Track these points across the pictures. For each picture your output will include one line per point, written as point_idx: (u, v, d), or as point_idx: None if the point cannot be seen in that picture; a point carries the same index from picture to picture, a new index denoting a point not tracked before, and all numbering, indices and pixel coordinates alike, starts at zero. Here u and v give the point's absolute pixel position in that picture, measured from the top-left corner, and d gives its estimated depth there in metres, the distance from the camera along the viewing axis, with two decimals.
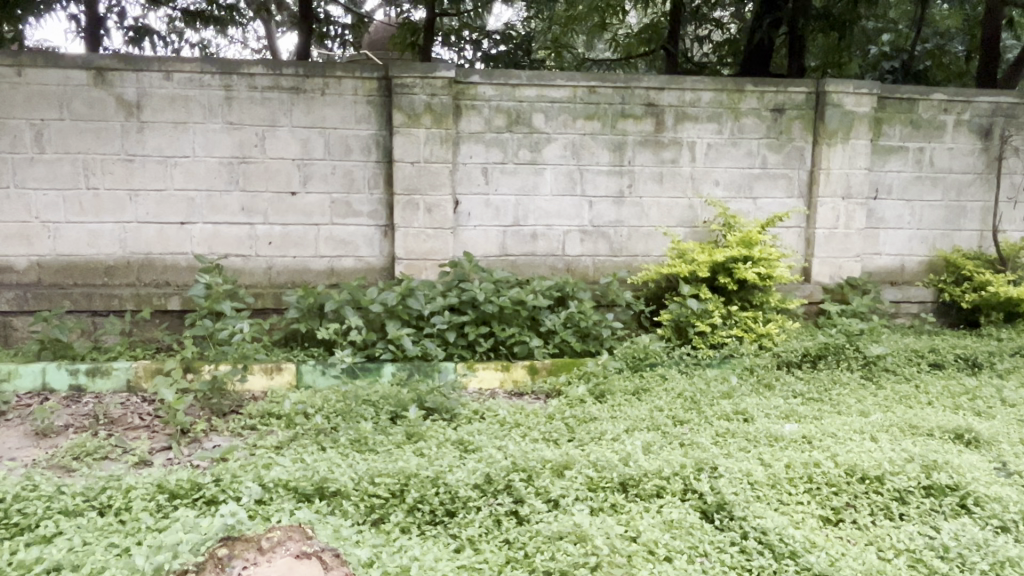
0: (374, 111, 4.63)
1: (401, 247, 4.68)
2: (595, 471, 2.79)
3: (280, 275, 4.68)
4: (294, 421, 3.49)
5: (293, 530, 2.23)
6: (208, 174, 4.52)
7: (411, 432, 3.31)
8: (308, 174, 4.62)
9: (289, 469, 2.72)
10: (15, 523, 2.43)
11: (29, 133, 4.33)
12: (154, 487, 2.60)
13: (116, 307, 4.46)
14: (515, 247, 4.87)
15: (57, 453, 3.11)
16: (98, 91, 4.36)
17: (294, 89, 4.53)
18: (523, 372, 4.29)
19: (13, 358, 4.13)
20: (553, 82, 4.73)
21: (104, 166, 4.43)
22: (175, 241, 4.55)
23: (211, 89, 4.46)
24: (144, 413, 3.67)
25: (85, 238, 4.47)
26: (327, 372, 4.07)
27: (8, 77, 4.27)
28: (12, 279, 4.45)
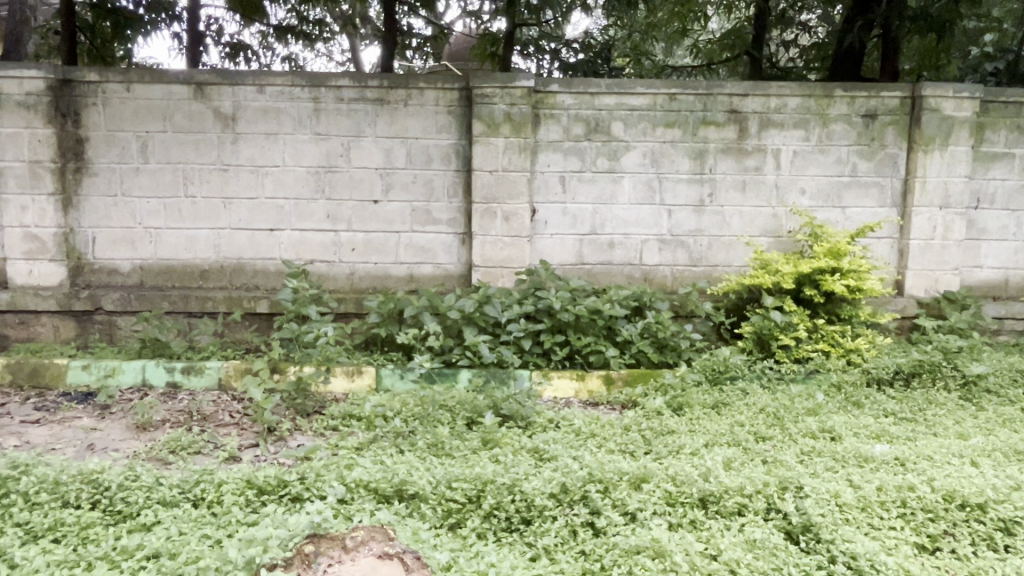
0: (455, 120, 4.71)
1: (478, 255, 4.73)
2: (674, 485, 2.73)
3: (362, 281, 4.81)
4: (373, 423, 3.58)
5: (376, 530, 2.25)
6: (296, 183, 4.71)
7: (487, 439, 3.33)
8: (390, 183, 4.74)
9: (369, 470, 2.79)
10: (119, 510, 2.59)
11: (135, 145, 4.62)
12: (243, 483, 2.72)
13: (209, 309, 4.69)
14: (592, 255, 4.85)
15: (155, 446, 3.29)
16: (197, 104, 4.61)
17: (378, 100, 4.66)
18: (598, 382, 4.24)
19: (117, 355, 4.41)
20: (633, 89, 4.69)
21: (201, 176, 4.68)
22: (264, 246, 4.75)
23: (301, 102, 4.64)
24: (233, 411, 3.85)
25: (182, 243, 4.73)
26: (405, 376, 4.16)
27: (118, 93, 4.57)
28: (117, 281, 4.75)
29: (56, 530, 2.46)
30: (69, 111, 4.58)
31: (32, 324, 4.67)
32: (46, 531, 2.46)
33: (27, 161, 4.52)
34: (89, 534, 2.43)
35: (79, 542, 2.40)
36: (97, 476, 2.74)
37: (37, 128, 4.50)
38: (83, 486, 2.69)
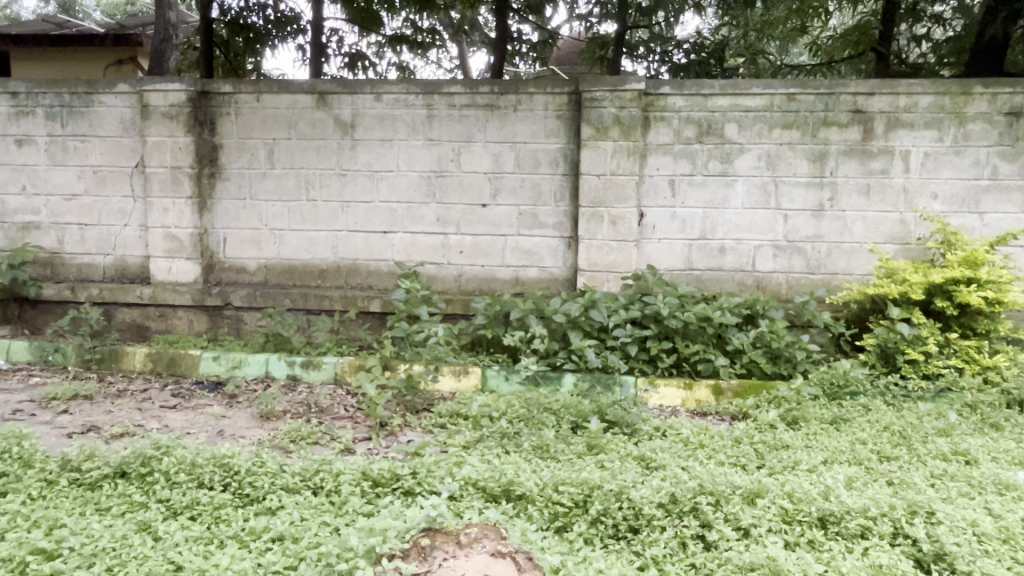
0: (563, 124, 4.72)
1: (584, 259, 4.71)
2: (791, 503, 2.61)
3: (469, 283, 4.91)
4: (480, 423, 3.64)
5: (489, 529, 2.28)
6: (409, 188, 4.87)
7: (593, 444, 3.31)
8: (498, 187, 4.81)
9: (478, 468, 2.84)
10: (247, 494, 2.77)
11: (263, 151, 4.93)
12: (359, 474, 2.83)
13: (326, 306, 4.93)
14: (702, 261, 4.72)
15: (278, 435, 3.49)
16: (319, 112, 4.85)
17: (488, 106, 4.74)
18: (707, 392, 4.12)
19: (244, 348, 4.71)
20: (749, 90, 4.54)
21: (321, 180, 4.92)
22: (377, 248, 4.94)
23: (415, 108, 4.79)
24: (348, 405, 4.02)
25: (303, 244, 4.99)
26: (511, 378, 4.21)
27: (249, 103, 4.88)
28: (244, 279, 5.08)
29: (193, 508, 2.67)
30: (206, 121, 4.94)
31: (170, 317, 5.07)
32: (184, 508, 2.67)
33: (169, 167, 4.93)
34: (221, 514, 2.61)
35: (213, 520, 2.59)
36: (228, 460, 2.93)
37: (178, 137, 4.89)
38: (216, 468, 2.89)
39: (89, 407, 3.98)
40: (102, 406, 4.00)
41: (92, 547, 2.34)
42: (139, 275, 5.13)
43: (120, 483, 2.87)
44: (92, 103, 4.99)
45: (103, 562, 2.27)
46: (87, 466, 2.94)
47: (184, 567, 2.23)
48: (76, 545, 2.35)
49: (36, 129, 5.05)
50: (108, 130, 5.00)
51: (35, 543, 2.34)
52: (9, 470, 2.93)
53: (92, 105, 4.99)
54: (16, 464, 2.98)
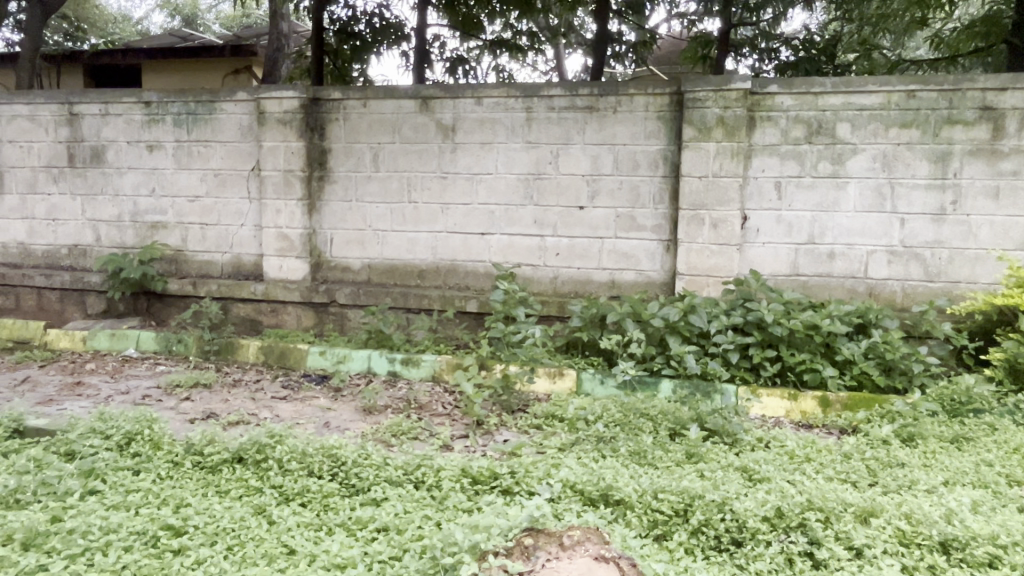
0: (664, 126, 4.65)
1: (684, 263, 4.62)
2: (909, 524, 2.47)
3: (564, 285, 4.91)
4: (575, 425, 3.63)
5: (592, 532, 2.28)
6: (507, 190, 4.92)
7: (692, 452, 3.25)
8: (596, 190, 4.79)
9: (576, 471, 2.84)
10: (353, 484, 2.88)
11: (369, 155, 5.12)
12: (459, 471, 2.90)
13: (425, 306, 5.06)
14: (808, 266, 4.53)
15: (379, 429, 3.61)
16: (422, 117, 4.99)
17: (588, 108, 4.73)
18: (813, 403, 3.95)
19: (348, 344, 4.91)
20: (864, 88, 4.31)
21: (423, 183, 5.05)
22: (475, 249, 5.02)
23: (515, 111, 4.84)
24: (446, 402, 4.12)
25: (404, 244, 5.14)
26: (606, 381, 4.18)
27: (356, 108, 5.08)
28: (349, 278, 5.28)
29: (303, 495, 2.81)
30: (317, 126, 5.17)
31: (280, 313, 5.35)
32: (296, 495, 2.82)
33: (282, 171, 5.19)
34: (330, 502, 2.74)
35: (322, 508, 2.72)
36: (335, 450, 3.06)
37: (292, 142, 5.15)
38: (324, 458, 3.02)
39: (208, 395, 4.25)
40: (219, 394, 4.27)
41: (214, 526, 2.51)
42: (252, 272, 5.44)
43: (238, 467, 3.05)
44: (214, 110, 5.33)
45: (224, 541, 2.42)
46: (209, 450, 3.14)
47: (297, 550, 2.35)
48: (200, 524, 2.52)
49: (165, 136, 5.45)
50: (228, 136, 5.33)
51: (166, 519, 2.52)
52: (141, 450, 3.18)
53: (215, 112, 5.33)
54: (147, 445, 3.22)
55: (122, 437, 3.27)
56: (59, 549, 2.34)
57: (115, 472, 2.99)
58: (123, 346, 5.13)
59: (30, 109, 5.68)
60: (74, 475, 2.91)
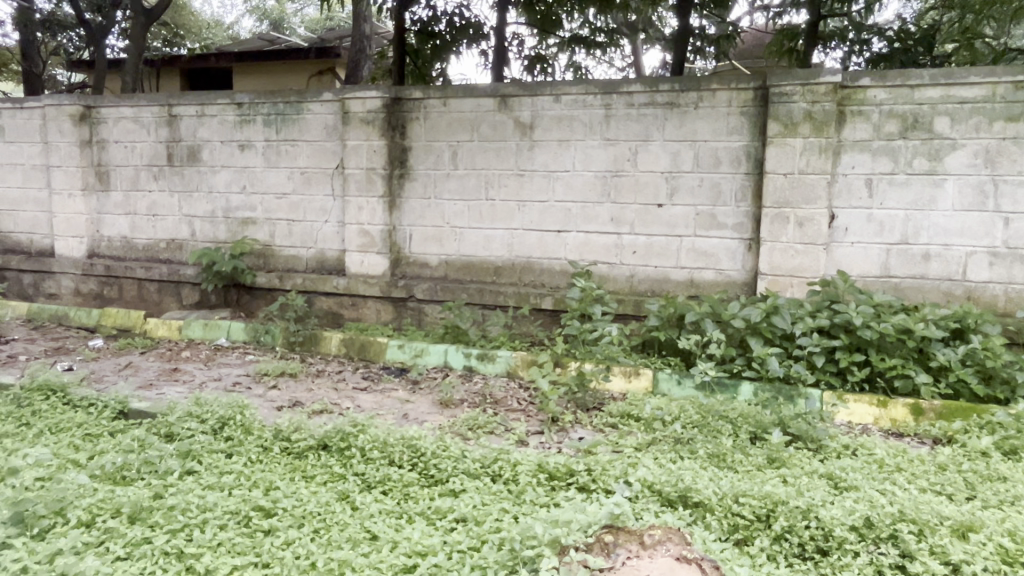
0: (747, 122, 4.53)
1: (766, 262, 4.48)
2: (1012, 542, 2.32)
3: (641, 284, 4.86)
4: (652, 425, 3.59)
5: (673, 533, 2.28)
6: (584, 187, 4.90)
7: (774, 457, 3.16)
8: (676, 187, 4.71)
9: (654, 471, 2.81)
10: (432, 475, 2.95)
11: (448, 153, 5.20)
12: (536, 466, 2.92)
13: (500, 302, 5.10)
14: (901, 267, 4.33)
15: (456, 423, 3.66)
16: (500, 115, 5.03)
17: (668, 104, 4.66)
18: (904, 411, 3.76)
19: (426, 338, 5.02)
20: (966, 79, 4.09)
21: (501, 180, 5.10)
22: (551, 247, 5.03)
23: (594, 109, 4.81)
24: (521, 398, 4.15)
25: (481, 241, 5.20)
26: (684, 382, 4.12)
27: (437, 107, 5.17)
28: (427, 274, 5.39)
29: (385, 483, 2.89)
30: (398, 125, 5.30)
31: (360, 306, 5.51)
32: (378, 483, 2.90)
33: (365, 168, 5.34)
34: (410, 491, 2.81)
35: (402, 496, 2.80)
36: (415, 441, 3.14)
37: (374, 140, 5.29)
38: (404, 448, 3.10)
39: (294, 384, 4.43)
40: (304, 384, 4.44)
41: (302, 509, 2.61)
42: (335, 267, 5.62)
43: (323, 454, 3.16)
44: (302, 110, 5.53)
45: (311, 524, 2.52)
46: (296, 437, 3.28)
47: (379, 536, 2.42)
48: (289, 507, 2.63)
49: (256, 136, 5.70)
50: (314, 135, 5.52)
51: (257, 501, 2.65)
52: (234, 434, 3.34)
53: (302, 112, 5.53)
54: (239, 430, 3.39)
55: (216, 421, 3.45)
56: (162, 524, 2.50)
57: (210, 454, 3.15)
58: (215, 335, 5.39)
59: (134, 112, 6.05)
60: (173, 456, 3.09)
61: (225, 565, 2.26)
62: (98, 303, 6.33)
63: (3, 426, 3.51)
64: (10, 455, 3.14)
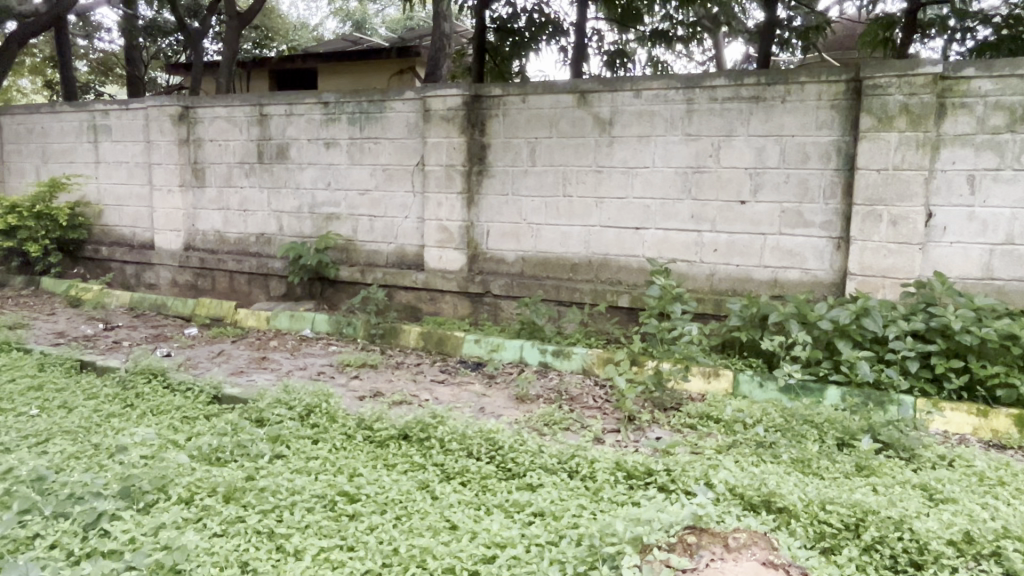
0: (838, 115, 4.35)
1: (856, 262, 4.30)
2: None
3: (722, 283, 4.75)
4: (732, 428, 3.51)
5: (758, 537, 2.24)
6: (664, 184, 4.83)
7: (862, 465, 3.04)
8: (760, 183, 4.58)
9: (736, 474, 2.76)
10: (510, 468, 2.98)
11: (526, 150, 5.22)
12: (614, 464, 2.91)
13: (576, 299, 5.09)
14: (1005, 269, 4.08)
15: (532, 418, 3.68)
16: (580, 111, 5.01)
17: (754, 98, 4.53)
18: (1007, 422, 3.56)
19: (502, 333, 5.08)
20: None
21: (579, 177, 5.08)
22: (629, 244, 4.98)
23: (675, 104, 4.73)
24: (597, 396, 4.13)
25: (558, 238, 5.20)
26: (766, 385, 4.01)
27: (516, 104, 5.20)
28: (503, 270, 5.43)
29: (463, 474, 2.94)
30: (477, 122, 5.36)
31: (438, 301, 5.61)
32: (457, 473, 2.96)
33: (445, 165, 5.43)
34: (488, 483, 2.85)
35: (481, 488, 2.84)
36: (493, 435, 3.18)
37: (453, 138, 5.36)
38: (482, 441, 3.15)
39: (375, 375, 4.56)
40: (384, 375, 4.56)
41: (384, 497, 2.69)
42: (414, 262, 5.74)
43: (404, 444, 3.25)
44: (385, 109, 5.67)
45: (393, 511, 2.60)
46: (378, 426, 3.37)
47: (459, 526, 2.46)
48: (372, 493, 2.72)
49: (340, 134, 5.88)
50: (396, 133, 5.65)
51: (342, 486, 2.75)
52: (319, 422, 3.47)
53: (385, 111, 5.67)
54: (325, 417, 3.52)
55: (303, 408, 3.59)
56: (254, 504, 2.62)
57: (297, 439, 3.29)
58: (300, 326, 5.61)
59: (228, 111, 6.34)
60: (263, 440, 3.24)
61: (313, 547, 2.35)
62: (193, 293, 6.68)
63: (110, 406, 3.76)
64: (118, 433, 3.37)
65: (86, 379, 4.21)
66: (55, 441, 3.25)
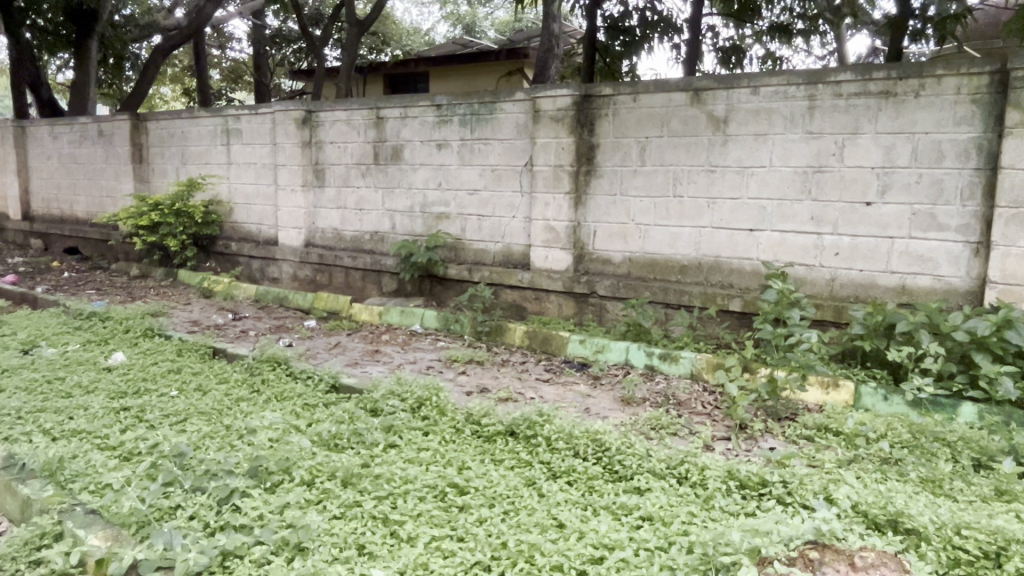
0: (979, 110, 4.03)
1: (997, 269, 3.97)
2: None
3: (843, 288, 4.51)
4: (854, 442, 3.32)
5: (888, 558, 2.17)
6: (782, 184, 4.63)
7: (1003, 489, 2.80)
8: (888, 184, 4.30)
9: (859, 490, 2.61)
10: (617, 470, 2.96)
11: (636, 149, 5.15)
12: (726, 473, 2.82)
13: (685, 302, 4.98)
14: None
15: (639, 421, 3.63)
16: (693, 109, 4.89)
17: (883, 93, 4.27)
18: None
19: (607, 335, 5.05)
20: None
21: (690, 177, 4.97)
22: (743, 246, 4.82)
23: (796, 100, 4.53)
24: (706, 402, 4.03)
25: (667, 239, 5.10)
26: (891, 398, 3.77)
27: (627, 103, 5.14)
28: (610, 270, 5.39)
29: (570, 474, 2.95)
30: (587, 122, 5.34)
31: (543, 301, 5.63)
32: (563, 472, 2.96)
33: (553, 166, 5.45)
34: (594, 485, 2.84)
35: (587, 489, 2.83)
36: (599, 436, 3.16)
37: (563, 138, 5.37)
38: (589, 442, 3.14)
39: (481, 371, 4.65)
40: (490, 371, 4.64)
41: (493, 491, 2.74)
42: (520, 261, 5.80)
43: (511, 440, 3.29)
44: (495, 110, 5.76)
45: (501, 505, 2.64)
46: (486, 421, 3.43)
47: (566, 525, 2.48)
48: (481, 487, 2.77)
49: (452, 135, 6.03)
50: (506, 133, 5.73)
51: (452, 478, 2.82)
52: (430, 414, 3.58)
53: (495, 112, 5.76)
54: (434, 410, 3.62)
55: (414, 401, 3.71)
56: (370, 490, 2.75)
57: (409, 430, 3.40)
58: (410, 322, 5.80)
59: (348, 115, 6.64)
60: (377, 429, 3.38)
61: (425, 535, 2.43)
62: (312, 288, 7.05)
63: (240, 391, 4.03)
64: (247, 417, 3.61)
65: (218, 365, 4.54)
66: (192, 421, 3.53)
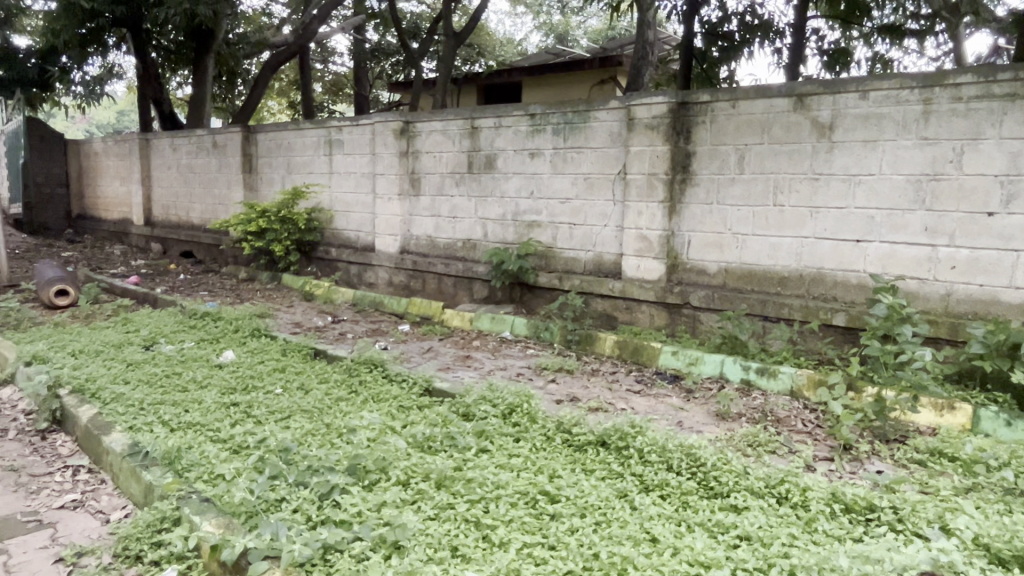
0: None
1: None
2: None
3: (961, 304, 4.22)
4: (973, 468, 3.10)
5: None
6: (893, 192, 4.39)
7: None
8: (1014, 192, 4.00)
9: (980, 522, 2.44)
10: (712, 486, 2.88)
11: (734, 157, 5.02)
12: (829, 495, 2.70)
13: (785, 315, 4.80)
14: None
15: (735, 436, 3.53)
16: (796, 115, 4.72)
17: (1009, 96, 3.98)
18: None
19: (701, 347, 4.94)
20: None
21: (792, 185, 4.79)
22: (849, 258, 4.60)
23: (909, 104, 4.28)
24: (807, 420, 3.87)
25: (766, 250, 4.94)
26: (1015, 424, 3.50)
27: (725, 110, 5.01)
28: (705, 281, 5.26)
29: (663, 488, 2.90)
30: (682, 130, 5.24)
31: (634, 310, 5.56)
32: (656, 486, 2.92)
33: (647, 174, 5.39)
34: (688, 500, 2.78)
35: (681, 504, 2.78)
36: (694, 450, 3.09)
37: (658, 146, 5.30)
38: (683, 456, 3.08)
39: (571, 380, 4.65)
40: (581, 381, 4.64)
41: (584, 501, 2.73)
42: (612, 270, 5.76)
43: (602, 450, 3.27)
44: (589, 119, 5.75)
45: (592, 516, 2.63)
46: (577, 430, 3.42)
47: (659, 539, 2.43)
48: (573, 496, 2.77)
49: (545, 144, 6.07)
50: (600, 142, 5.71)
51: (544, 486, 2.83)
52: (521, 421, 3.60)
53: (589, 121, 5.76)
54: (525, 417, 3.65)
55: (505, 407, 3.75)
56: (463, 493, 2.80)
57: (501, 436, 3.44)
58: (501, 328, 5.87)
59: (444, 125, 6.80)
60: (470, 433, 3.44)
61: (516, 541, 2.45)
62: (406, 293, 7.24)
63: (339, 391, 4.19)
64: (346, 416, 3.75)
65: (319, 366, 4.74)
66: (295, 418, 3.70)
